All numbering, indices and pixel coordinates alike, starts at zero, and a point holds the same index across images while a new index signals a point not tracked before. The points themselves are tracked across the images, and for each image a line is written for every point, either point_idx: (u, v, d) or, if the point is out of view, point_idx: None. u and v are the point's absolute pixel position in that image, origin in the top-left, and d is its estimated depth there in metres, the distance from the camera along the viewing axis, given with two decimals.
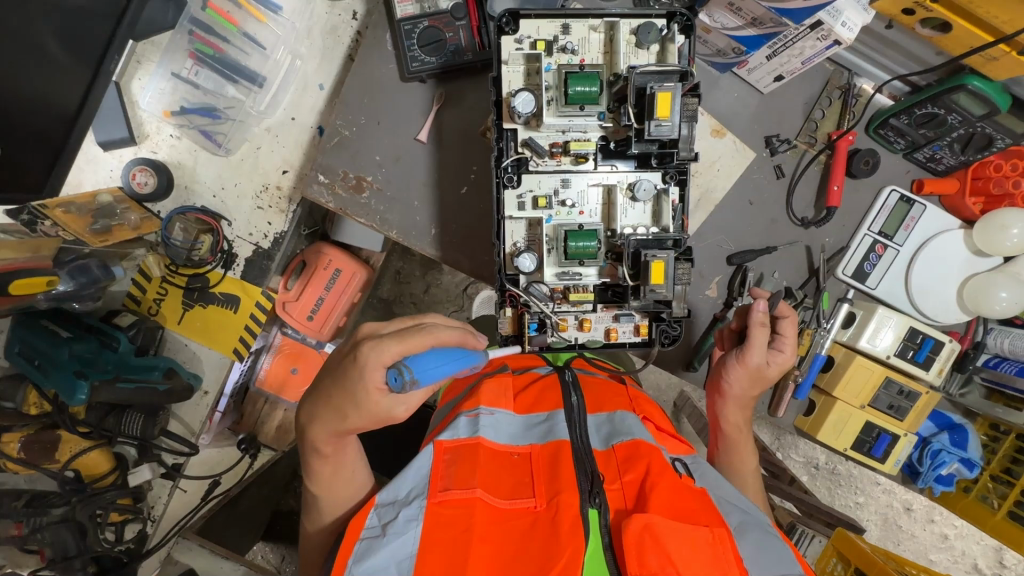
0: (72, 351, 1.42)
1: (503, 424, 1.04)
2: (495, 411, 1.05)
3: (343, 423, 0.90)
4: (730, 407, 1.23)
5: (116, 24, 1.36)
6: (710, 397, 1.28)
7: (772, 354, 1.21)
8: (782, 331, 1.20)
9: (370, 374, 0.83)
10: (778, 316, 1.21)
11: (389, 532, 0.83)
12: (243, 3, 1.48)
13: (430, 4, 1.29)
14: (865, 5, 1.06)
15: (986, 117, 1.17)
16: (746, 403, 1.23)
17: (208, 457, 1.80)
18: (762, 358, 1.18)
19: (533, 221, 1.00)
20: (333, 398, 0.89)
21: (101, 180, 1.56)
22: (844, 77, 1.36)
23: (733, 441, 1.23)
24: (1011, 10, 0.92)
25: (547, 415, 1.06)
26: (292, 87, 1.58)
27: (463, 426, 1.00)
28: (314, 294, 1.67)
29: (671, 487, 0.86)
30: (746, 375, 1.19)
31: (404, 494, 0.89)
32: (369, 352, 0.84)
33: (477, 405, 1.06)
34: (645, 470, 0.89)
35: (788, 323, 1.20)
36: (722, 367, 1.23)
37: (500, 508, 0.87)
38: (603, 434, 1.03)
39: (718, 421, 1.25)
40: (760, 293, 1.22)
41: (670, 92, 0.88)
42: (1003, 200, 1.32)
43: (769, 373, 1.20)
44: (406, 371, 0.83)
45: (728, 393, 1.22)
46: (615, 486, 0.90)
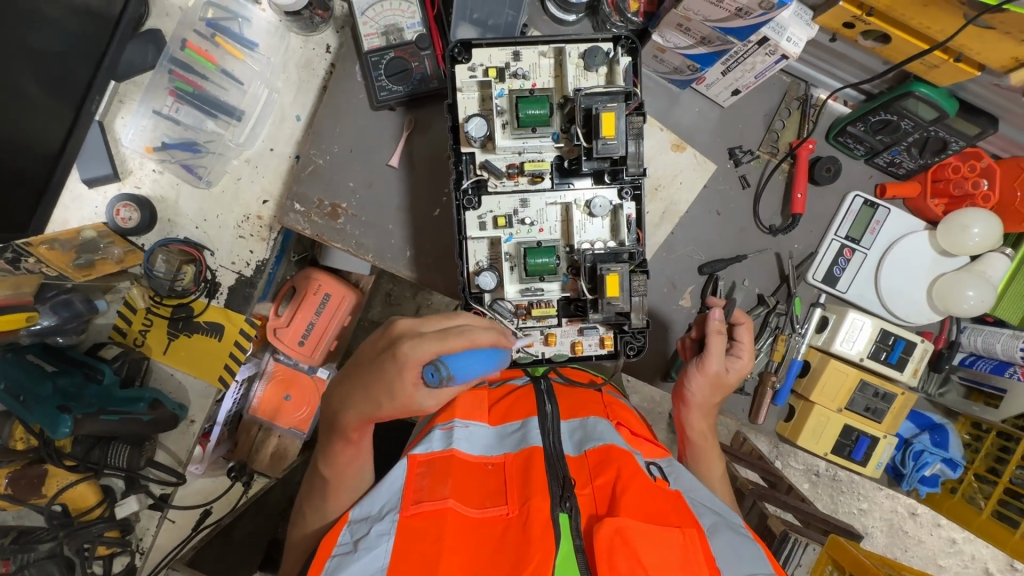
0: (56, 385, 1.46)
1: (477, 435, 1.03)
2: (470, 424, 1.06)
3: (375, 411, 0.92)
4: (695, 415, 1.24)
5: (95, 68, 1.43)
6: (676, 406, 1.28)
7: (731, 361, 1.24)
8: (738, 338, 1.24)
9: (407, 370, 0.86)
10: (734, 323, 1.25)
11: (361, 546, 0.84)
12: (222, 42, 1.55)
13: (395, 36, 1.33)
14: (808, 19, 1.10)
15: (937, 121, 1.20)
16: (710, 410, 1.24)
17: (202, 486, 1.81)
18: (721, 364, 1.20)
19: (494, 239, 1.03)
20: (371, 385, 0.91)
21: (86, 217, 1.60)
22: (801, 88, 1.40)
23: (700, 448, 1.25)
24: (938, 20, 0.95)
25: (521, 423, 1.05)
26: (270, 120, 1.62)
27: (436, 438, 1.01)
28: (305, 319, 1.71)
29: (642, 489, 0.86)
30: (708, 383, 1.21)
31: (377, 509, 0.90)
32: (408, 349, 0.86)
33: (451, 417, 1.06)
34: (616, 474, 0.90)
35: (743, 330, 1.24)
36: (684, 376, 1.24)
37: (471, 517, 0.87)
38: (576, 440, 1.03)
39: (684, 428, 1.26)
40: (716, 302, 1.25)
41: (614, 112, 0.93)
42: (964, 201, 1.36)
43: (729, 379, 1.23)
44: (443, 368, 0.87)
45: (691, 402, 1.23)
46: (586, 491, 0.90)
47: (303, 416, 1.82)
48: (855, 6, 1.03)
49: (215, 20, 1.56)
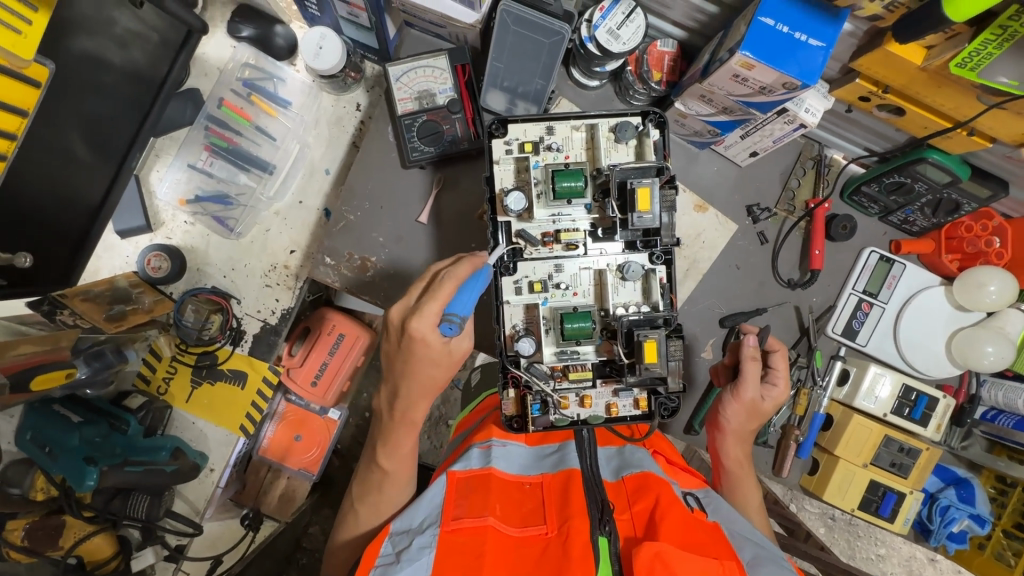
0: (82, 436, 1.48)
1: (514, 454, 1.06)
2: (507, 443, 1.09)
3: (433, 383, 1.07)
4: (729, 441, 1.25)
5: (138, 126, 1.48)
6: (709, 433, 1.30)
7: (766, 389, 1.25)
8: (773, 365, 1.26)
9: (431, 338, 0.98)
10: (768, 350, 1.26)
11: (403, 558, 0.84)
12: (257, 101, 1.62)
13: (428, 100, 1.38)
14: (825, 92, 1.16)
15: (950, 184, 1.25)
16: (745, 437, 1.25)
17: (211, 533, 1.75)
18: (756, 391, 1.21)
19: (530, 304, 1.06)
20: (415, 371, 1.04)
21: (117, 266, 1.63)
22: (815, 148, 1.46)
23: (735, 475, 1.26)
24: (955, 99, 1.00)
25: (558, 446, 1.09)
26: (300, 173, 1.68)
27: (475, 457, 1.04)
28: (318, 360, 1.72)
29: (681, 518, 0.87)
30: (742, 410, 1.22)
31: (418, 522, 0.91)
32: (417, 324, 0.96)
33: (488, 437, 1.10)
34: (654, 501, 0.91)
35: (778, 357, 1.25)
36: (718, 403, 1.25)
37: (510, 535, 0.86)
38: (614, 466, 1.07)
39: (719, 457, 1.27)
40: (749, 329, 1.25)
41: (649, 187, 0.97)
42: (977, 258, 1.39)
43: (764, 407, 1.23)
44: (454, 317, 0.98)
45: (726, 429, 1.25)
46: (625, 516, 0.91)
47: (314, 457, 1.85)
48: (871, 83, 1.09)
49: (251, 80, 1.62)
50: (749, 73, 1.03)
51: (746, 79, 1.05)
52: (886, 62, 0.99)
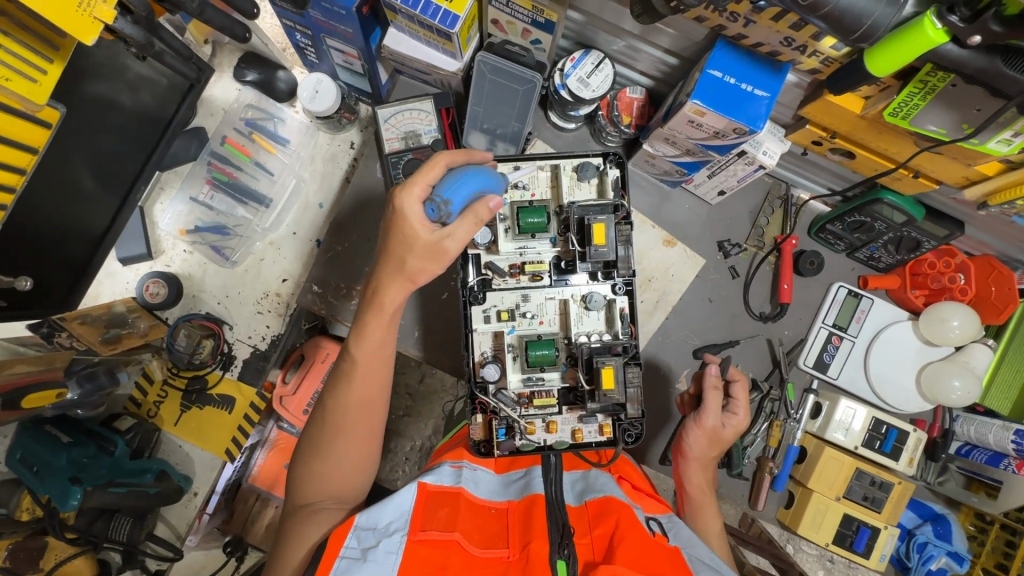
0: (71, 456, 1.50)
1: (483, 479, 1.05)
2: (477, 468, 1.08)
3: (406, 269, 0.99)
4: (692, 468, 1.27)
5: (145, 161, 1.59)
6: (675, 460, 1.32)
7: (726, 417, 1.28)
8: (733, 395, 1.28)
9: (411, 212, 0.95)
10: (730, 380, 1.30)
11: (369, 557, 0.80)
12: (258, 139, 1.72)
13: (413, 139, 1.48)
14: (781, 136, 1.22)
15: (907, 224, 1.30)
16: (708, 464, 1.27)
17: (193, 560, 1.74)
18: (717, 419, 1.25)
19: (497, 332, 1.12)
20: (390, 249, 0.99)
21: (117, 291, 1.71)
22: (783, 188, 1.52)
23: (697, 502, 1.26)
24: (895, 143, 1.07)
25: (524, 471, 1.08)
26: (295, 206, 1.77)
27: (447, 474, 1.03)
28: (312, 387, 1.76)
29: (640, 541, 0.87)
30: (704, 436, 1.25)
31: (385, 524, 0.87)
32: (403, 196, 0.95)
33: (460, 458, 1.10)
34: (614, 525, 0.91)
35: (738, 387, 1.28)
36: (681, 429, 1.29)
37: (474, 556, 0.84)
38: (578, 490, 1.06)
39: (683, 482, 1.29)
40: (711, 358, 1.32)
41: (604, 223, 1.04)
42: (943, 293, 1.44)
43: (725, 435, 1.26)
44: (439, 198, 0.95)
45: (689, 455, 1.27)
46: (585, 540, 0.90)
47: None
48: (820, 129, 1.17)
49: (253, 120, 1.74)
50: (703, 119, 1.11)
51: (700, 124, 1.13)
52: (829, 110, 1.07)
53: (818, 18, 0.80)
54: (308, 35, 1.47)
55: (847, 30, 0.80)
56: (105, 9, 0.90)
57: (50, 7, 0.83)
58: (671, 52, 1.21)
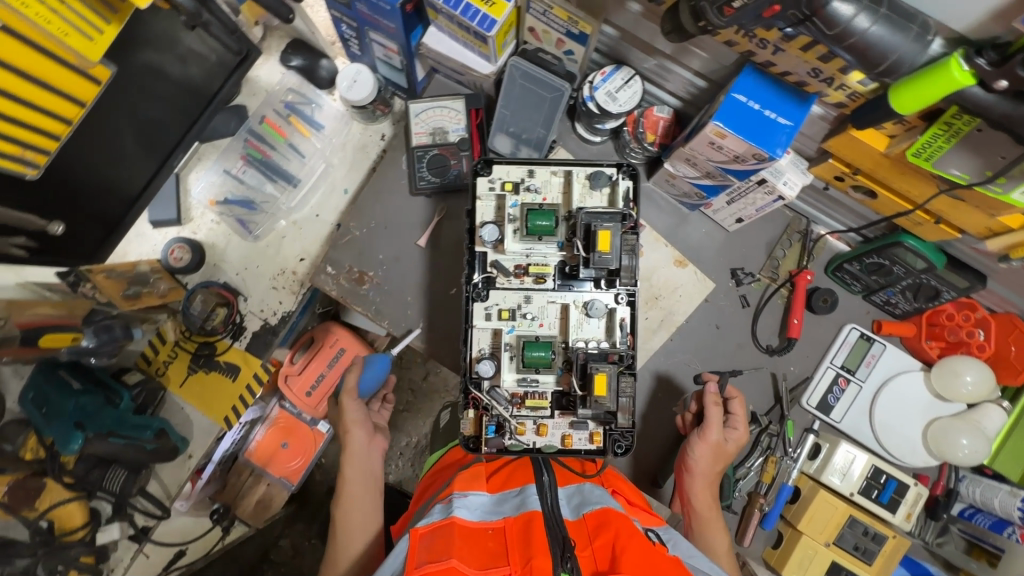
0: (77, 403, 1.56)
1: (475, 503, 0.99)
2: (468, 493, 1.01)
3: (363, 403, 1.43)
4: (698, 484, 1.26)
5: (186, 131, 1.71)
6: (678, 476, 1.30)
7: (728, 432, 1.30)
8: (732, 410, 1.31)
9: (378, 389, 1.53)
10: (728, 397, 1.32)
11: None
12: (294, 121, 1.80)
13: (441, 136, 1.52)
14: (803, 168, 1.22)
15: (927, 270, 1.28)
16: (712, 479, 1.27)
17: (181, 525, 1.83)
18: (720, 434, 1.26)
19: (497, 330, 1.12)
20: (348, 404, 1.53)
21: (144, 252, 1.76)
22: (802, 223, 1.51)
23: (703, 517, 1.25)
24: (918, 186, 1.06)
25: (519, 489, 1.02)
26: (321, 189, 1.82)
27: (436, 511, 0.97)
28: (317, 370, 1.81)
29: (641, 551, 0.84)
30: (709, 451, 1.25)
31: None
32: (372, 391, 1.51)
33: (449, 491, 1.02)
34: (614, 535, 0.88)
35: (736, 403, 1.31)
36: (685, 446, 1.29)
37: None
38: (574, 504, 1.01)
39: (689, 499, 1.27)
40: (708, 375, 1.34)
41: (610, 231, 1.06)
42: (958, 347, 1.40)
43: (728, 449, 1.28)
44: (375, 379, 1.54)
45: (694, 470, 1.26)
46: (586, 552, 0.87)
47: (296, 467, 1.90)
48: (844, 164, 1.16)
49: (293, 103, 1.81)
50: (723, 142, 1.11)
51: (721, 146, 1.14)
52: (853, 146, 1.06)
53: (844, 49, 0.80)
54: (353, 27, 1.52)
55: (871, 63, 0.81)
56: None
57: None
58: (701, 74, 1.22)
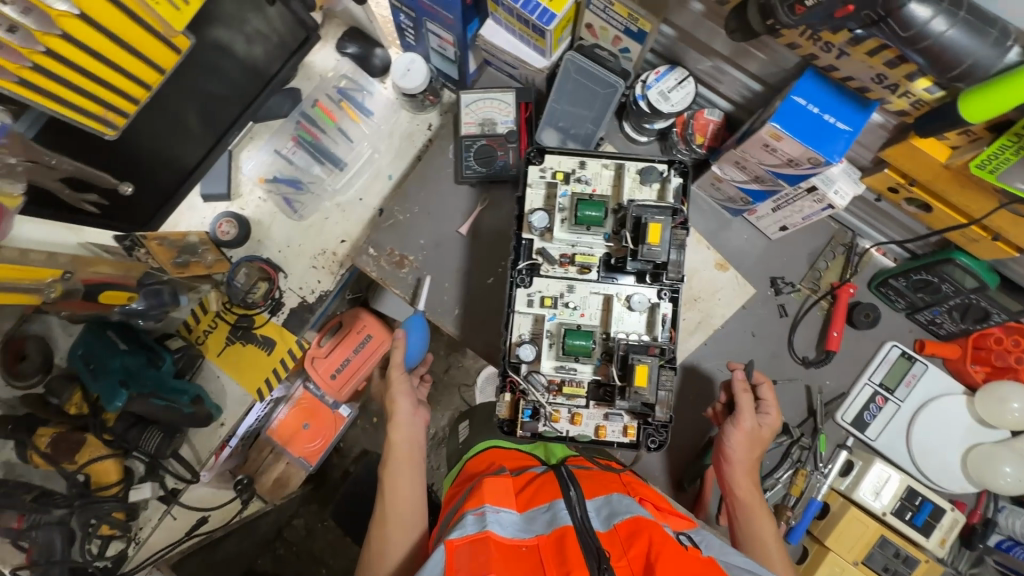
0: (123, 362, 1.63)
1: (508, 519, 0.96)
2: (500, 509, 0.98)
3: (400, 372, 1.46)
4: (737, 473, 1.24)
5: (243, 110, 1.73)
6: (716, 466, 1.29)
7: (761, 417, 1.28)
8: (763, 396, 1.29)
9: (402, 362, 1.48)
10: (756, 384, 1.31)
11: None
12: (345, 107, 1.85)
13: (489, 127, 1.54)
14: (856, 178, 1.20)
15: (978, 290, 1.25)
16: (751, 466, 1.25)
17: (204, 493, 1.87)
18: (754, 421, 1.25)
19: (538, 317, 1.13)
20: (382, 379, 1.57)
21: (193, 224, 1.83)
22: (848, 235, 1.48)
23: (747, 506, 1.23)
24: (977, 200, 1.04)
25: (548, 506, 1.00)
26: (366, 174, 1.86)
27: (470, 523, 0.93)
28: (343, 354, 1.88)
29: (677, 555, 0.83)
30: (745, 437, 1.24)
31: None
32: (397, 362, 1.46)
33: (481, 502, 0.99)
34: (648, 542, 0.87)
35: (766, 388, 1.29)
36: (720, 434, 1.27)
37: None
38: (603, 514, 0.99)
39: (730, 488, 1.25)
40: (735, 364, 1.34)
41: (660, 224, 1.06)
42: (1005, 372, 1.36)
43: (764, 434, 1.26)
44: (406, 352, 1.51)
45: (733, 459, 1.24)
46: (622, 563, 0.86)
47: (315, 448, 1.96)
48: (900, 174, 1.15)
49: (345, 89, 1.86)
50: (778, 144, 1.11)
51: (775, 149, 1.13)
52: (910, 155, 1.05)
53: (916, 51, 0.80)
54: (411, 16, 1.56)
55: (945, 66, 0.80)
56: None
57: None
58: (757, 78, 1.22)
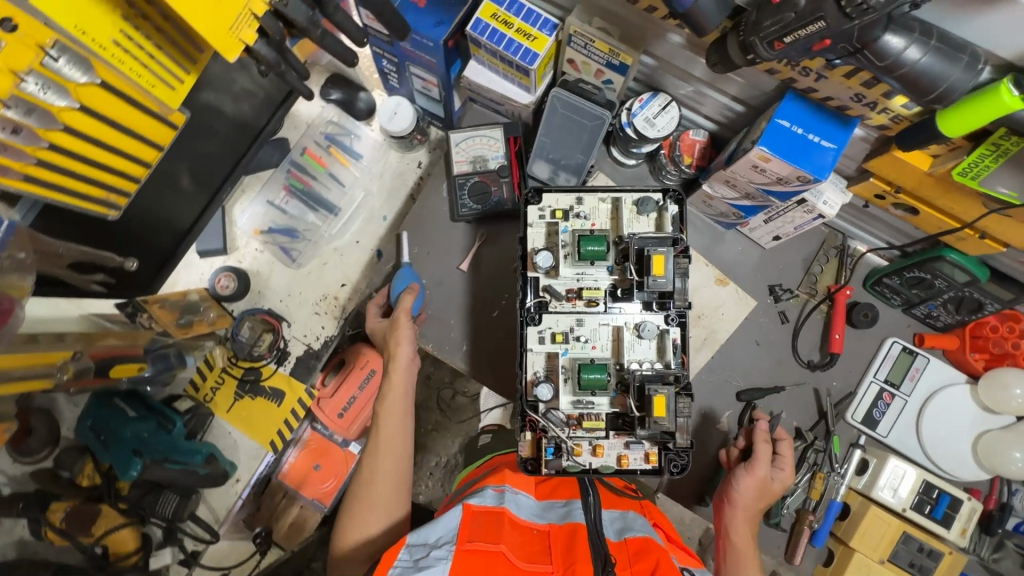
0: (134, 430, 1.61)
1: (524, 504, 1.04)
2: (519, 492, 1.06)
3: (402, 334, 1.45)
4: (738, 518, 1.26)
5: (235, 165, 1.74)
6: (717, 508, 1.31)
7: (776, 471, 1.31)
8: (781, 451, 1.32)
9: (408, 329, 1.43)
10: (778, 437, 1.34)
11: (421, 566, 0.85)
12: (334, 152, 1.87)
13: (481, 163, 1.56)
14: (842, 187, 1.24)
15: (969, 283, 1.29)
16: (753, 515, 1.27)
17: (220, 550, 1.83)
18: (768, 471, 1.27)
19: (551, 353, 1.15)
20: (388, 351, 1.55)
21: (192, 281, 1.83)
22: (839, 238, 1.52)
23: (739, 553, 1.24)
24: (957, 200, 1.08)
25: (565, 501, 1.06)
26: (361, 217, 1.88)
27: (489, 496, 1.03)
28: (348, 393, 1.81)
29: None
30: (755, 485, 1.26)
31: (433, 539, 0.92)
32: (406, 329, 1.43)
33: (502, 482, 1.08)
34: (655, 563, 0.87)
35: (785, 445, 1.31)
36: (730, 476, 1.29)
37: (519, 569, 0.85)
38: (616, 526, 1.00)
39: (727, 532, 1.27)
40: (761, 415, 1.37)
41: (663, 255, 1.09)
42: (1005, 358, 1.40)
43: (774, 488, 1.29)
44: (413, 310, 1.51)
45: (737, 502, 1.26)
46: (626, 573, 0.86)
47: (328, 489, 1.87)
48: (885, 183, 1.19)
49: (332, 135, 1.88)
50: (767, 165, 1.15)
51: (764, 170, 1.17)
52: (896, 166, 1.09)
53: (893, 78, 0.84)
54: (394, 62, 1.59)
55: (922, 91, 0.84)
56: (249, 32, 0.99)
57: (206, 26, 0.93)
58: (738, 100, 1.26)
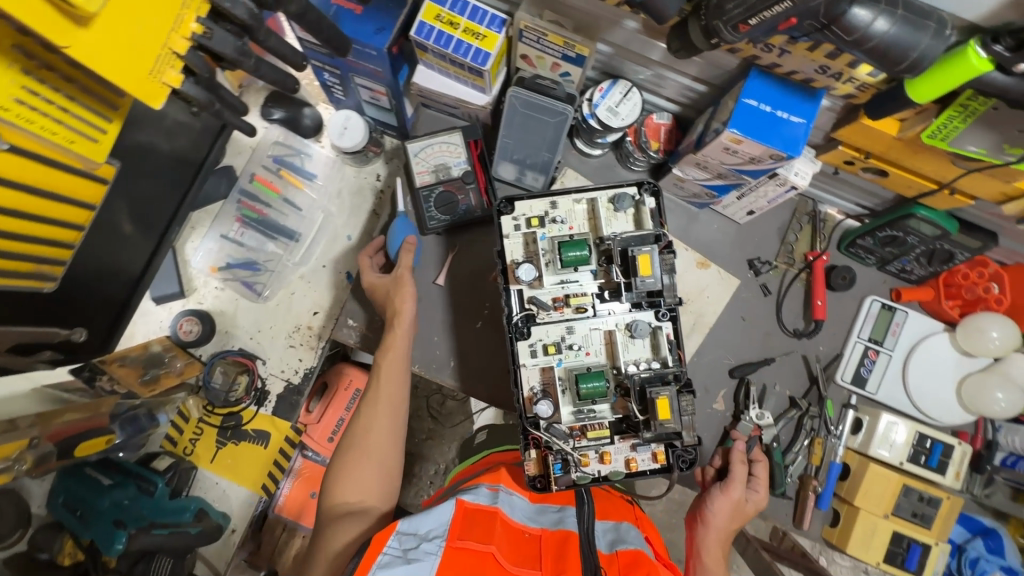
0: (112, 497, 1.53)
1: (518, 504, 1.05)
2: (513, 493, 1.08)
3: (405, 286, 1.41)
4: (711, 539, 1.26)
5: (180, 202, 1.62)
6: (688, 529, 1.31)
7: (749, 492, 1.33)
8: (756, 473, 1.35)
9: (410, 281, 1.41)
10: (753, 459, 1.36)
11: (410, 558, 0.84)
12: (286, 175, 1.75)
13: (444, 172, 1.49)
14: (812, 156, 1.23)
15: (940, 237, 1.31)
16: (725, 536, 1.27)
17: None
18: (742, 493, 1.29)
19: (545, 366, 1.12)
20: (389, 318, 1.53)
21: (151, 330, 1.72)
22: (810, 205, 1.53)
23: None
24: (925, 160, 1.08)
25: (559, 507, 1.09)
26: (323, 239, 1.78)
27: (484, 494, 1.03)
28: (335, 416, 1.79)
29: None
30: (729, 506, 1.27)
31: (425, 530, 0.91)
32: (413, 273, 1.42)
33: (497, 483, 1.10)
34: None
35: (761, 466, 1.34)
36: (705, 497, 1.30)
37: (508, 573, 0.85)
38: (609, 539, 1.00)
39: (697, 552, 1.26)
40: (738, 435, 1.40)
41: (649, 254, 1.06)
42: (977, 303, 1.42)
43: (747, 509, 1.31)
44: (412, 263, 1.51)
45: (710, 523, 1.27)
46: None
47: None
48: (854, 149, 1.18)
49: (280, 157, 1.76)
50: (739, 146, 1.12)
51: (736, 151, 1.15)
52: (865, 133, 1.08)
53: (861, 52, 0.82)
54: (336, 74, 1.49)
55: (892, 62, 0.82)
56: (173, 74, 0.91)
57: (126, 78, 0.82)
58: (700, 80, 1.23)
